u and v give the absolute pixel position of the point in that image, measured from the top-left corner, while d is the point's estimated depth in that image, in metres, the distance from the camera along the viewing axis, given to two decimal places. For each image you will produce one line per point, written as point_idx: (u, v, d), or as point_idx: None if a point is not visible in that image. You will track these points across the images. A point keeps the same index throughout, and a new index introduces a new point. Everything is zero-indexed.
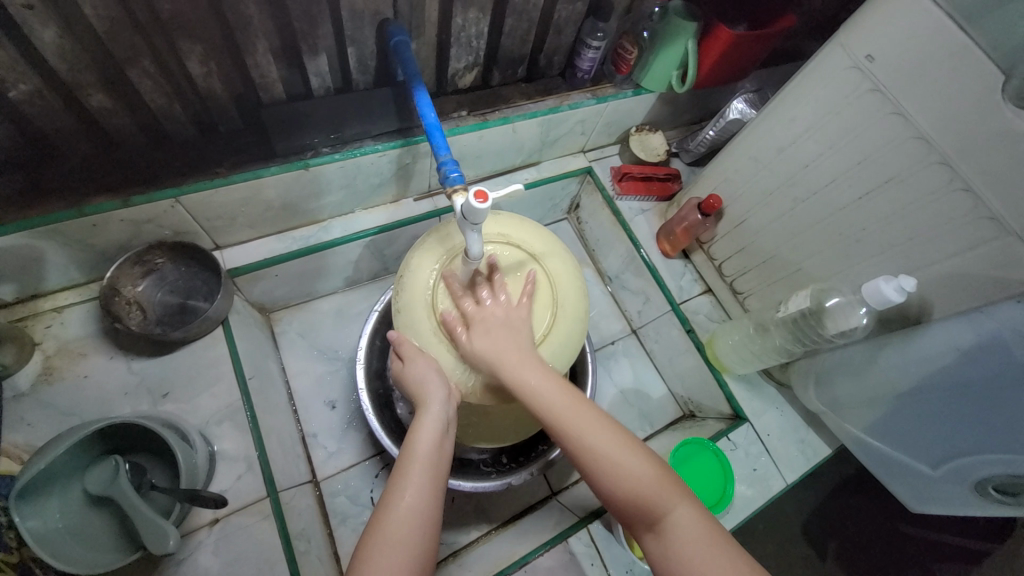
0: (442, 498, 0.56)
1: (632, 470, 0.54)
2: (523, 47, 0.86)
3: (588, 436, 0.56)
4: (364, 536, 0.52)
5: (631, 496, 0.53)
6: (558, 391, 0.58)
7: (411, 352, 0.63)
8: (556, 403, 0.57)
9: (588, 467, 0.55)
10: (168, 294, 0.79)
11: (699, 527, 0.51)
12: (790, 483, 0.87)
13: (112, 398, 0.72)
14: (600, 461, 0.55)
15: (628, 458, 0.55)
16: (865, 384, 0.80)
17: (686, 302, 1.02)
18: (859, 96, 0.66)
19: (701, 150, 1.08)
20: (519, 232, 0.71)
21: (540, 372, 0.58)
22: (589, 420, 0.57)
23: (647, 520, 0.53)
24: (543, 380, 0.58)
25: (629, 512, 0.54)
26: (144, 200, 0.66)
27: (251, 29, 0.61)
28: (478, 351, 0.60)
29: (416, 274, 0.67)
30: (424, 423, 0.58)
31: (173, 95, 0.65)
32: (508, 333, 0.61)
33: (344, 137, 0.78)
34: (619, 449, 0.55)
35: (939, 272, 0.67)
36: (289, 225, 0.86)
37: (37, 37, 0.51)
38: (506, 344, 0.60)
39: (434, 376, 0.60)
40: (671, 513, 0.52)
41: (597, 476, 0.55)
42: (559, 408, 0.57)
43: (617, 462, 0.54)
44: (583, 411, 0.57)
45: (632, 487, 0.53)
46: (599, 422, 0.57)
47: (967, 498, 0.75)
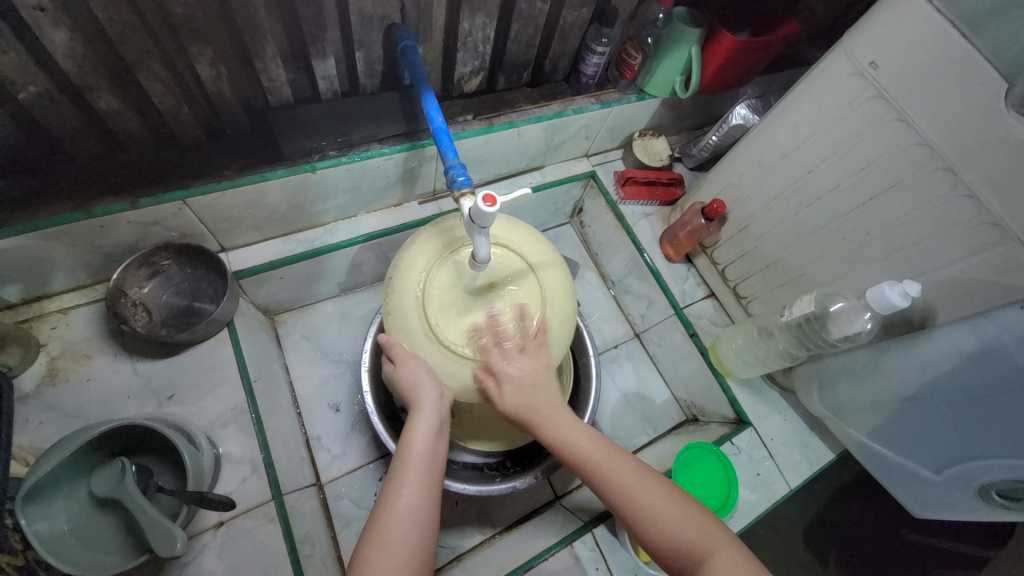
0: (438, 498, 0.56)
1: (675, 515, 0.54)
2: (529, 52, 0.87)
3: (626, 485, 0.57)
4: (363, 534, 0.53)
5: (677, 545, 0.53)
6: (595, 445, 0.60)
7: (403, 355, 0.63)
8: (595, 456, 0.59)
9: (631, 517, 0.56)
10: (174, 296, 0.79)
11: (745, 567, 0.50)
12: (793, 487, 0.87)
13: (117, 400, 0.72)
14: (642, 509, 0.55)
15: (668, 505, 0.55)
16: (868, 388, 0.80)
17: (689, 306, 1.02)
18: (863, 102, 0.66)
19: (704, 155, 1.09)
20: (508, 231, 0.70)
21: (578, 429, 0.62)
22: (628, 470, 0.58)
23: (694, 568, 0.52)
24: (578, 434, 0.61)
25: (676, 564, 0.53)
26: (152, 201, 0.66)
27: (261, 33, 0.62)
28: (510, 409, 0.61)
29: (404, 275, 0.66)
30: (419, 425, 0.59)
31: (181, 98, 0.65)
32: (536, 390, 0.62)
33: (351, 141, 0.78)
34: (659, 497, 0.56)
35: (942, 277, 0.67)
36: (294, 227, 0.86)
37: (48, 39, 0.52)
38: (538, 398, 0.62)
39: (427, 377, 0.61)
40: (718, 556, 0.51)
41: (641, 527, 0.55)
42: (598, 459, 0.59)
43: (656, 509, 0.55)
44: (621, 462, 0.59)
45: (673, 534, 0.54)
46: (638, 473, 0.58)
47: (971, 504, 0.75)
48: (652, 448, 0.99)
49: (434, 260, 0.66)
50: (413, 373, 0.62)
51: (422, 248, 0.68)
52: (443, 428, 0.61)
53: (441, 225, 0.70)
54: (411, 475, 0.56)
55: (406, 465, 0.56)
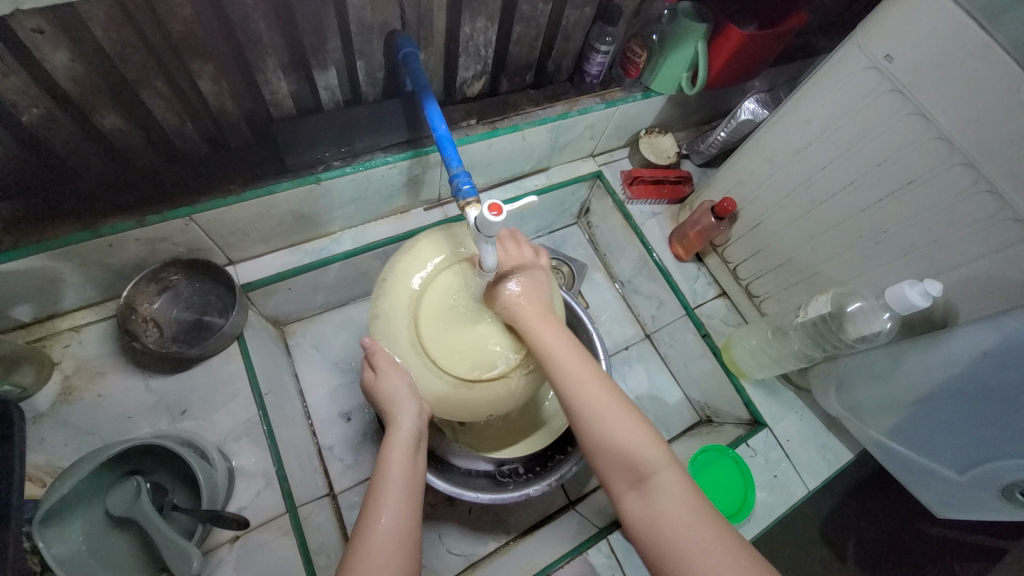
0: (419, 516, 0.56)
1: (628, 431, 0.55)
2: (531, 54, 0.86)
3: (582, 394, 0.57)
4: (344, 555, 0.52)
5: (620, 458, 0.54)
6: (569, 353, 0.59)
7: (386, 364, 0.62)
8: (565, 361, 0.58)
9: (582, 422, 0.56)
10: (184, 311, 0.79)
11: (682, 488, 0.52)
12: (812, 489, 0.86)
13: (130, 416, 0.72)
14: (594, 412, 0.56)
15: (621, 420, 0.55)
16: (887, 388, 0.78)
17: (701, 306, 1.01)
18: (878, 96, 0.64)
19: (712, 151, 1.07)
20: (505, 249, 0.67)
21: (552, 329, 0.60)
22: (588, 378, 0.57)
23: (632, 478, 0.54)
24: (552, 336, 0.59)
25: (615, 470, 0.54)
26: (159, 219, 0.66)
27: (261, 46, 0.61)
28: (510, 295, 0.62)
29: (391, 287, 0.64)
30: (398, 442, 0.58)
31: (184, 113, 0.65)
32: (536, 288, 0.64)
33: (355, 150, 0.78)
34: (614, 410, 0.56)
35: (964, 275, 0.65)
36: (300, 238, 0.86)
37: (49, 62, 0.51)
38: (531, 303, 0.62)
39: (407, 395, 0.60)
40: (659, 474, 0.53)
41: (591, 433, 0.55)
42: (565, 364, 0.58)
43: (608, 423, 0.55)
44: (587, 373, 0.58)
45: (618, 443, 0.54)
46: (596, 380, 0.57)
47: (996, 504, 0.73)
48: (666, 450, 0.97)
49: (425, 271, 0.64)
50: (397, 386, 0.60)
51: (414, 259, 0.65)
52: (421, 442, 0.61)
53: (449, 232, 0.68)
54: (390, 497, 0.55)
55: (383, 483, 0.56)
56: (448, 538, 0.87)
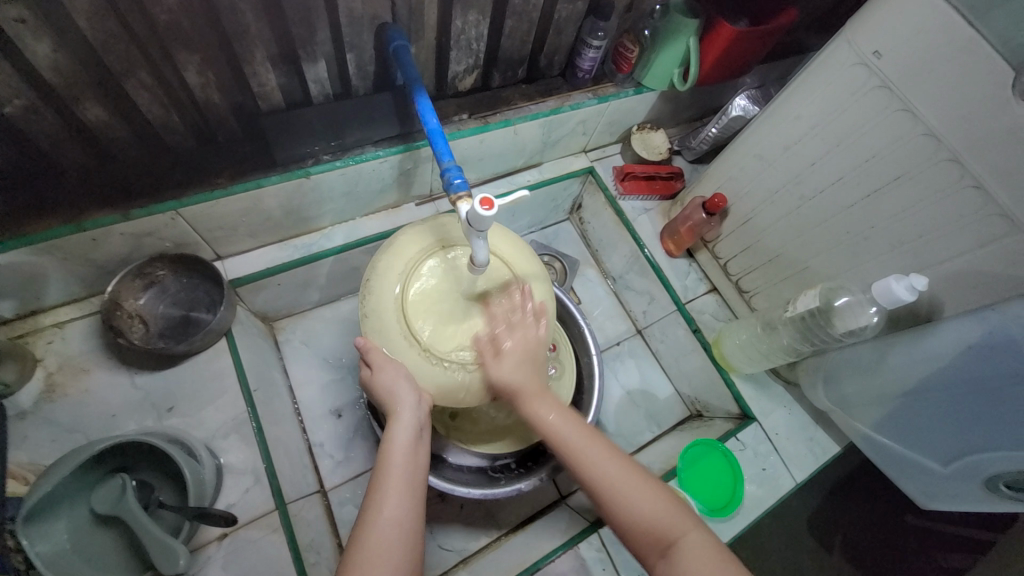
0: (421, 506, 0.57)
1: (646, 499, 0.55)
2: (523, 48, 0.85)
3: (596, 468, 0.58)
4: (347, 550, 0.52)
5: (643, 529, 0.54)
6: (577, 431, 0.60)
7: (379, 357, 0.61)
8: (575, 440, 0.60)
9: (600, 498, 0.57)
10: (170, 307, 0.78)
11: (709, 549, 0.52)
12: (799, 482, 0.87)
13: (116, 414, 0.71)
14: (609, 483, 0.56)
15: (637, 489, 0.56)
16: (874, 382, 0.80)
17: (692, 301, 1.02)
18: (867, 92, 0.65)
19: (704, 148, 1.08)
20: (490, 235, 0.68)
21: (558, 408, 0.62)
22: (599, 451, 0.59)
23: (659, 547, 0.53)
24: (559, 417, 0.61)
25: (640, 541, 0.54)
26: (144, 212, 0.65)
27: (248, 37, 0.60)
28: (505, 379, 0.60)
29: (381, 282, 0.63)
30: (398, 433, 0.58)
31: (170, 105, 0.64)
32: (529, 360, 0.62)
33: (345, 144, 0.77)
34: (629, 478, 0.57)
35: (949, 270, 0.66)
36: (290, 233, 0.85)
37: (31, 52, 0.50)
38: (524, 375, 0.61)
39: (404, 385, 0.59)
40: (683, 539, 0.53)
41: (611, 508, 0.56)
42: (578, 444, 0.59)
43: (627, 491, 0.56)
44: (600, 449, 0.59)
45: (638, 513, 0.55)
46: (608, 452, 0.59)
47: (979, 495, 0.74)
48: (656, 445, 0.98)
49: (414, 262, 0.64)
50: (393, 377, 0.59)
51: (403, 251, 0.65)
52: (422, 433, 0.61)
53: (436, 223, 0.68)
54: (391, 490, 0.55)
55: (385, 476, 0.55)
56: (440, 534, 0.86)
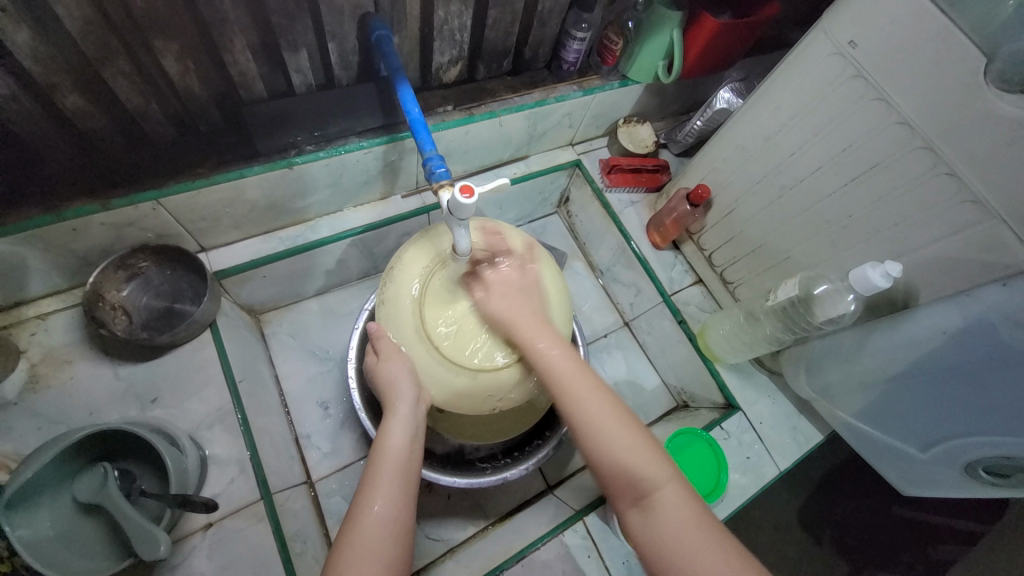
0: (413, 505, 0.56)
1: (628, 446, 0.55)
2: (507, 40, 0.86)
3: (582, 409, 0.57)
4: (336, 546, 0.52)
5: (620, 477, 0.54)
6: (566, 364, 0.59)
7: (388, 350, 0.64)
8: (564, 371, 0.59)
9: (582, 438, 0.56)
10: (154, 298, 0.78)
11: (684, 506, 0.52)
12: (783, 470, 0.88)
13: (100, 405, 0.71)
14: (593, 425, 0.56)
15: (617, 435, 0.55)
16: (855, 370, 0.81)
17: (677, 293, 1.02)
18: (843, 82, 0.66)
19: (689, 140, 1.09)
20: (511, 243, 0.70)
21: (549, 341, 0.60)
22: (587, 392, 0.57)
23: (633, 496, 0.54)
24: (552, 347, 0.60)
25: (616, 485, 0.55)
26: (125, 203, 0.65)
27: (227, 25, 0.60)
28: (494, 311, 0.62)
29: (399, 284, 0.66)
30: (392, 427, 0.58)
31: (150, 95, 0.63)
32: (523, 298, 0.63)
33: (328, 135, 0.77)
34: (614, 423, 0.56)
35: (924, 257, 0.67)
36: (275, 225, 0.85)
37: (10, 40, 0.50)
38: (518, 302, 0.62)
39: (405, 380, 0.61)
40: (659, 491, 0.53)
41: (593, 451, 0.55)
42: (565, 381, 0.58)
43: (610, 439, 0.55)
44: (588, 390, 0.58)
45: (620, 461, 0.54)
46: (595, 393, 0.58)
47: (957, 480, 0.76)
48: None
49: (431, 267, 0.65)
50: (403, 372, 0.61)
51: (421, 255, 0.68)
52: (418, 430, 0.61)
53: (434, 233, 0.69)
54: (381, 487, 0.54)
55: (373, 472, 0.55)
56: (427, 525, 0.87)
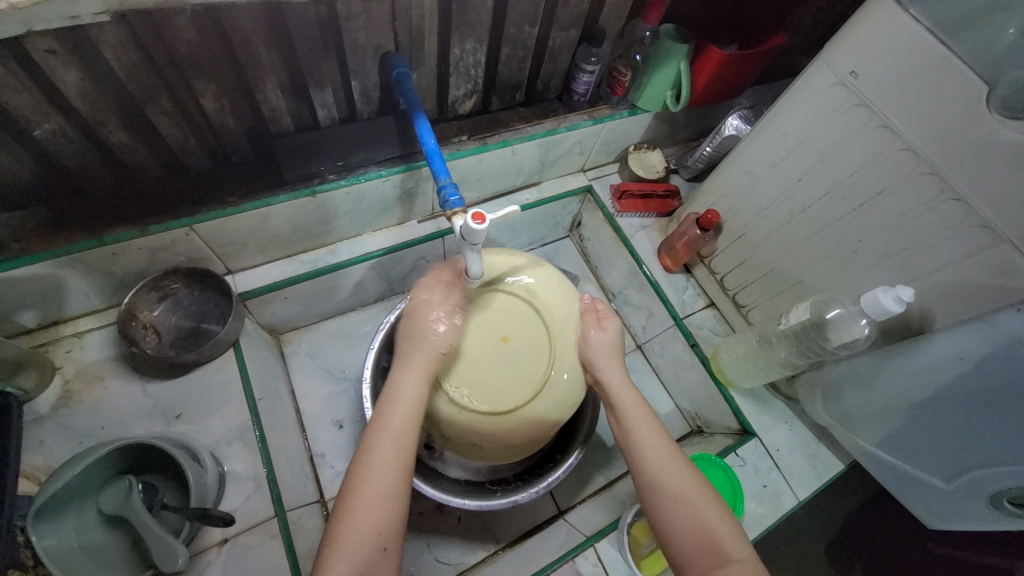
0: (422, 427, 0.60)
1: (707, 513, 0.55)
2: (520, 74, 0.90)
3: (657, 468, 0.59)
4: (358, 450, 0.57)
5: (692, 541, 0.54)
6: (648, 426, 0.63)
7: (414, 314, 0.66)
8: (642, 431, 0.63)
9: (657, 496, 0.58)
10: (182, 318, 0.82)
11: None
12: (802, 499, 0.85)
13: (127, 419, 0.74)
14: (667, 484, 0.58)
15: (691, 501, 0.56)
16: (874, 397, 0.79)
17: (689, 316, 1.03)
18: (846, 110, 0.67)
19: (699, 166, 1.10)
20: (552, 293, 0.75)
21: (634, 405, 0.65)
22: (664, 454, 0.60)
23: (709, 563, 0.52)
24: (636, 410, 0.65)
25: (690, 551, 0.54)
26: (161, 228, 0.70)
27: (260, 66, 0.65)
28: (592, 360, 0.69)
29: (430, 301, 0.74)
30: (410, 382, 0.61)
31: (188, 130, 0.69)
32: (615, 356, 0.70)
33: (350, 164, 0.82)
34: (692, 489, 0.57)
35: (936, 281, 0.66)
36: (298, 249, 0.89)
37: (60, 79, 0.55)
38: (611, 357, 0.70)
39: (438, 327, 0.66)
40: (733, 562, 0.52)
41: (667, 511, 0.56)
42: (644, 440, 0.62)
43: (685, 498, 0.57)
44: (666, 452, 0.61)
45: (694, 524, 0.55)
46: (672, 455, 0.60)
47: (983, 513, 0.73)
48: None
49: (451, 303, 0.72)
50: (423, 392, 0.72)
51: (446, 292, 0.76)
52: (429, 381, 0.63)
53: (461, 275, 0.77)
54: (387, 434, 0.57)
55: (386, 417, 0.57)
56: (437, 548, 0.87)
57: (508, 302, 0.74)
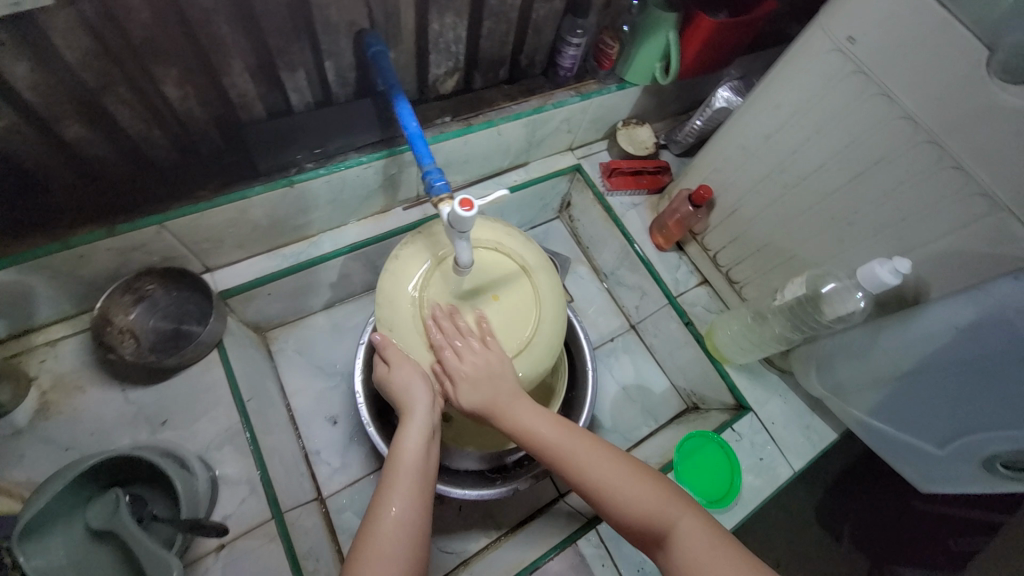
0: (429, 508, 0.56)
1: (640, 489, 0.56)
2: (504, 49, 0.86)
3: (585, 464, 0.58)
4: (362, 531, 0.53)
5: (636, 518, 0.55)
6: (557, 433, 0.61)
7: (401, 358, 0.62)
8: (560, 442, 0.60)
9: (592, 495, 0.58)
10: (161, 320, 0.78)
11: (704, 533, 0.52)
12: (797, 470, 0.87)
13: (110, 429, 0.71)
14: (594, 478, 0.57)
15: (631, 480, 0.57)
16: (867, 366, 0.79)
17: (683, 294, 1.01)
18: (842, 78, 0.66)
19: (689, 141, 1.08)
20: (538, 265, 0.70)
21: (541, 416, 0.62)
22: (587, 447, 0.60)
23: (656, 536, 0.54)
24: (539, 422, 0.61)
25: (639, 531, 0.55)
26: (131, 228, 0.66)
27: (225, 49, 0.60)
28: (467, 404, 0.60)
29: (420, 246, 0.67)
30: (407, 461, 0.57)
31: (152, 121, 0.64)
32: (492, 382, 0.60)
33: (328, 152, 0.78)
34: (625, 474, 0.57)
35: (931, 252, 0.66)
36: (278, 242, 0.85)
37: (7, 71, 0.50)
38: (502, 382, 0.61)
39: (418, 383, 0.60)
40: (679, 522, 0.53)
41: (605, 503, 0.57)
42: (561, 445, 0.60)
43: (618, 483, 0.57)
44: (585, 445, 0.60)
45: (632, 504, 0.56)
46: (593, 446, 0.60)
47: (975, 477, 0.74)
48: (653, 439, 0.98)
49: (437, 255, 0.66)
50: (396, 350, 0.63)
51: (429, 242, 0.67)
52: (434, 436, 0.61)
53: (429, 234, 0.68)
54: (394, 520, 0.53)
55: (386, 506, 0.53)
56: (438, 537, 0.87)
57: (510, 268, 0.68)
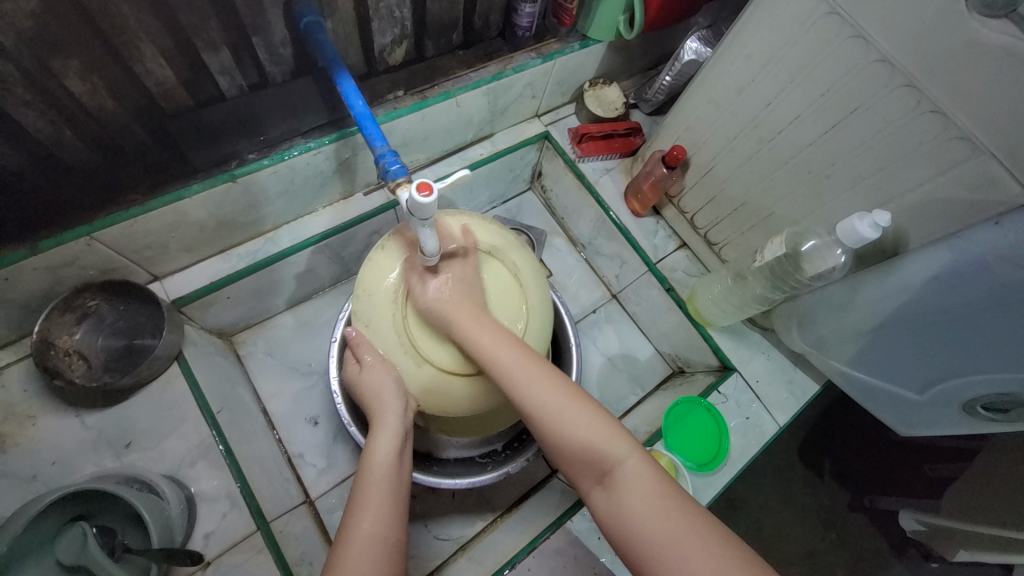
0: (403, 517, 0.55)
1: (588, 428, 0.54)
2: (454, 10, 0.78)
3: (533, 391, 0.55)
4: (335, 543, 0.52)
5: (580, 454, 0.53)
6: (512, 352, 0.56)
7: (375, 361, 0.61)
8: (510, 364, 0.56)
9: (542, 422, 0.55)
10: (111, 337, 0.74)
11: (649, 477, 0.52)
12: (783, 425, 0.87)
13: (71, 457, 0.67)
14: (542, 405, 0.55)
15: (584, 419, 0.54)
16: (846, 320, 0.79)
17: (662, 260, 0.99)
18: (816, 21, 0.61)
19: (660, 98, 1.03)
20: (528, 270, 0.68)
21: (495, 332, 0.57)
22: (536, 374, 0.56)
23: (598, 475, 0.53)
24: (495, 337, 0.57)
25: (579, 465, 0.54)
26: (54, 242, 0.60)
27: (130, 31, 0.53)
28: (431, 307, 0.59)
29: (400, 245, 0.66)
30: (375, 470, 0.56)
31: (61, 120, 0.56)
32: (459, 294, 0.60)
33: (270, 139, 0.73)
34: (575, 412, 0.55)
35: (912, 201, 0.64)
36: (231, 242, 0.80)
37: None
38: (461, 307, 0.58)
39: (391, 389, 0.60)
40: (623, 466, 0.52)
41: (551, 432, 0.55)
42: (513, 366, 0.56)
43: (564, 420, 0.54)
44: (538, 372, 0.56)
45: (580, 438, 0.53)
46: (542, 373, 0.56)
47: (954, 418, 0.76)
48: (640, 407, 0.98)
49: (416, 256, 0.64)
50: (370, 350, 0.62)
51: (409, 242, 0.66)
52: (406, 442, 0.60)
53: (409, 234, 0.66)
54: (365, 531, 0.51)
55: (359, 518, 0.52)
56: (433, 525, 0.86)
57: (496, 269, 0.66)
